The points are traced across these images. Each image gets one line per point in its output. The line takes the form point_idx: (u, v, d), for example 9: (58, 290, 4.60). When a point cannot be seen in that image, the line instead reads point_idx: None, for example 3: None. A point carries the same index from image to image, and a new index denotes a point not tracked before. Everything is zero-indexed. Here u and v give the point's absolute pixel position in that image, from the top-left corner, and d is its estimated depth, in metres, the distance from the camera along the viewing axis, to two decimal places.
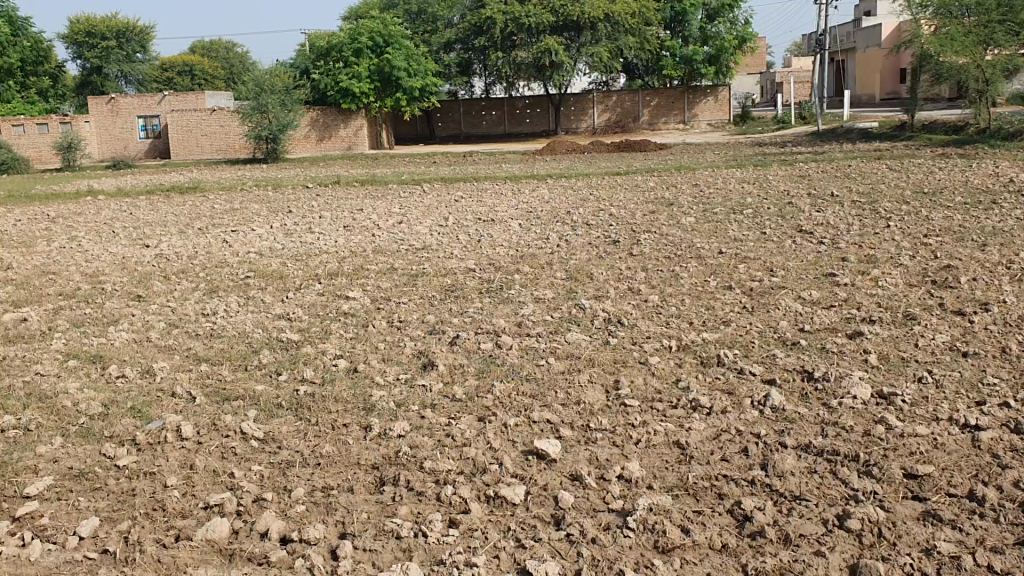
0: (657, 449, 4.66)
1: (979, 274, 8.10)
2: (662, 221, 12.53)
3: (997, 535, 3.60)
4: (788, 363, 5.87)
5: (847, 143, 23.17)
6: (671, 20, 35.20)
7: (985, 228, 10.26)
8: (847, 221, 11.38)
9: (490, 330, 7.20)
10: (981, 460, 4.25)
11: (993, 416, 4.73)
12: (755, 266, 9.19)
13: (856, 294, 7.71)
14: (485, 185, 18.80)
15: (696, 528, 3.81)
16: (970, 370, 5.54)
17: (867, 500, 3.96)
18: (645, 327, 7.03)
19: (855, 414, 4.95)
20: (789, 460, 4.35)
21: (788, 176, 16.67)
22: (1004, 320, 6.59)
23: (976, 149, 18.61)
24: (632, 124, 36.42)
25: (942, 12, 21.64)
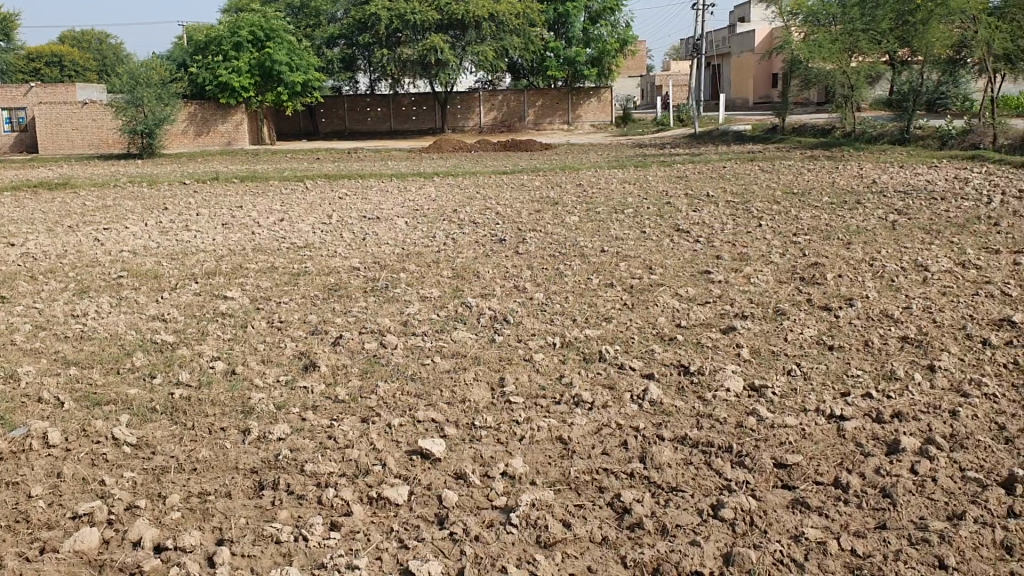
0: (540, 445, 4.71)
1: (844, 271, 8.47)
2: (547, 220, 12.65)
3: (860, 520, 3.77)
4: (666, 358, 6.02)
5: (722, 145, 23.97)
6: (554, 22, 35.62)
7: (850, 227, 10.74)
8: (722, 220, 11.74)
9: (373, 330, 7.13)
10: (846, 448, 4.45)
11: (857, 406, 4.97)
12: (635, 264, 9.39)
13: (730, 290, 7.96)
14: (369, 182, 18.63)
15: (578, 523, 3.86)
16: (836, 363, 5.80)
17: (739, 489, 4.10)
18: (530, 325, 7.09)
19: (728, 406, 5.12)
20: (666, 452, 4.46)
21: (667, 176, 17.11)
22: (867, 315, 6.92)
23: (843, 151, 19.46)
24: (517, 123, 36.77)
25: (812, 20, 22.76)
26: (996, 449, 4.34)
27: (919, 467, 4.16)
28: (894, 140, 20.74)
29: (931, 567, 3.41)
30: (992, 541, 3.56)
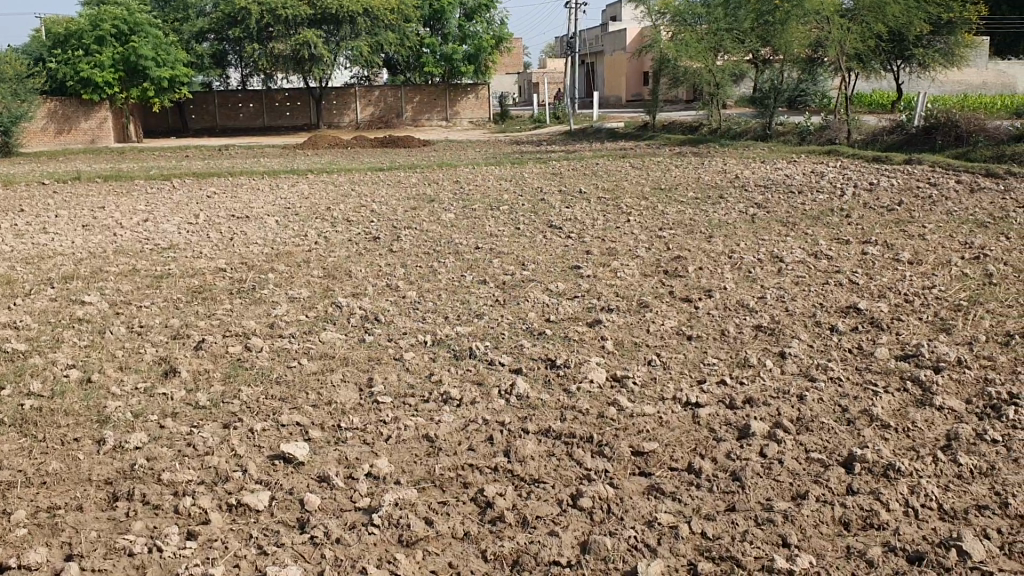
0: (406, 444, 4.70)
1: (705, 264, 8.77)
2: (423, 217, 12.65)
3: (711, 503, 3.92)
4: (534, 352, 6.10)
5: (597, 142, 24.43)
6: (430, 18, 35.56)
7: (712, 221, 11.13)
8: (593, 216, 12.00)
9: (238, 333, 6.96)
10: (700, 435, 4.62)
11: (712, 393, 5.16)
12: (508, 260, 9.47)
13: (598, 284, 8.13)
14: (241, 180, 18.18)
15: (440, 519, 3.87)
16: (694, 352, 6.00)
17: (599, 478, 4.20)
18: (402, 323, 7.07)
19: (592, 397, 5.24)
20: (529, 445, 4.52)
21: (542, 173, 17.30)
22: (726, 305, 7.18)
23: (709, 147, 20.12)
24: (395, 120, 36.36)
25: (678, 20, 23.55)
26: (839, 430, 4.58)
27: (767, 450, 4.35)
28: (758, 136, 21.52)
29: (775, 545, 3.57)
30: (832, 518, 3.75)
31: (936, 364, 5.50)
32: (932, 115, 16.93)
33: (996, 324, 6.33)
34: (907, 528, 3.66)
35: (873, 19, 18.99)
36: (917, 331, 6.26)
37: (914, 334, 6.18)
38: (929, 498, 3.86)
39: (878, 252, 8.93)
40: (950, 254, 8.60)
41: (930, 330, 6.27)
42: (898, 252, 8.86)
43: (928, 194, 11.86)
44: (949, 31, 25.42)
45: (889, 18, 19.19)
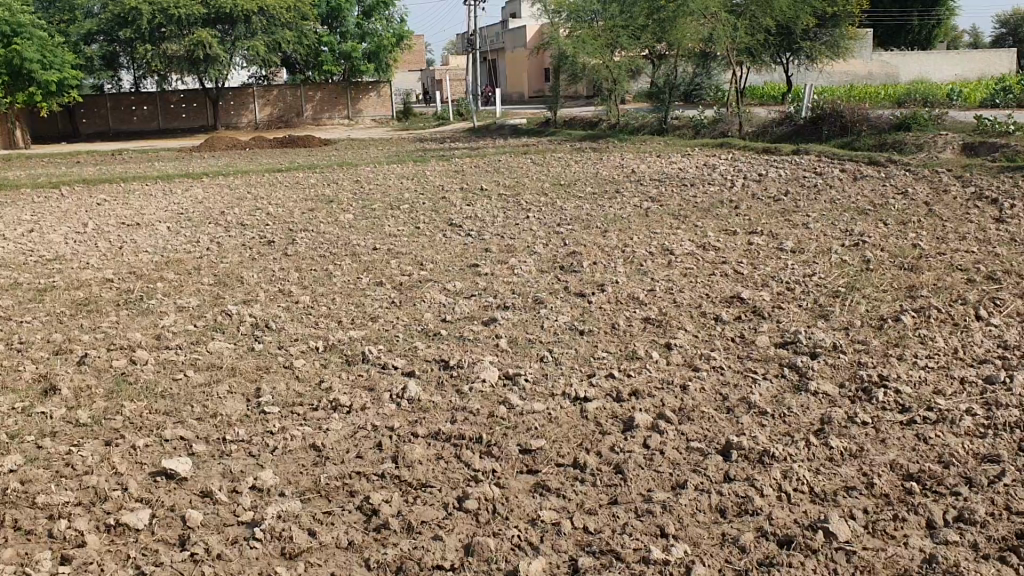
0: (293, 454, 4.64)
1: (599, 258, 8.88)
2: (320, 218, 12.47)
3: (595, 497, 3.99)
4: (428, 354, 6.07)
5: (499, 138, 24.45)
6: (327, 17, 34.91)
7: (608, 216, 11.27)
8: (493, 213, 12.02)
9: (123, 346, 6.74)
10: (587, 430, 4.68)
11: (600, 388, 5.24)
12: (405, 260, 9.41)
13: (494, 282, 8.14)
14: (132, 186, 17.63)
15: (324, 529, 3.84)
16: (585, 347, 6.08)
17: (485, 479, 4.23)
18: (293, 329, 6.96)
19: (483, 397, 5.25)
20: (417, 449, 4.50)
21: (443, 171, 17.24)
22: (617, 299, 7.28)
23: (607, 142, 20.36)
24: (294, 119, 36.05)
25: (575, 17, 23.73)
26: (719, 419, 4.72)
27: (649, 442, 4.45)
28: (655, 130, 21.81)
29: (653, 536, 3.66)
30: (709, 506, 3.86)
31: (813, 351, 5.69)
32: (819, 107, 17.46)
33: (871, 309, 6.58)
34: (779, 513, 3.79)
35: (761, 14, 19.45)
36: (797, 318, 6.47)
37: (793, 322, 6.38)
38: (801, 482, 4.01)
39: (764, 241, 9.19)
40: (830, 242, 8.90)
41: (809, 317, 6.48)
42: (783, 241, 9.13)
43: (813, 183, 12.27)
44: (833, 24, 26.20)
45: (777, 12, 19.65)
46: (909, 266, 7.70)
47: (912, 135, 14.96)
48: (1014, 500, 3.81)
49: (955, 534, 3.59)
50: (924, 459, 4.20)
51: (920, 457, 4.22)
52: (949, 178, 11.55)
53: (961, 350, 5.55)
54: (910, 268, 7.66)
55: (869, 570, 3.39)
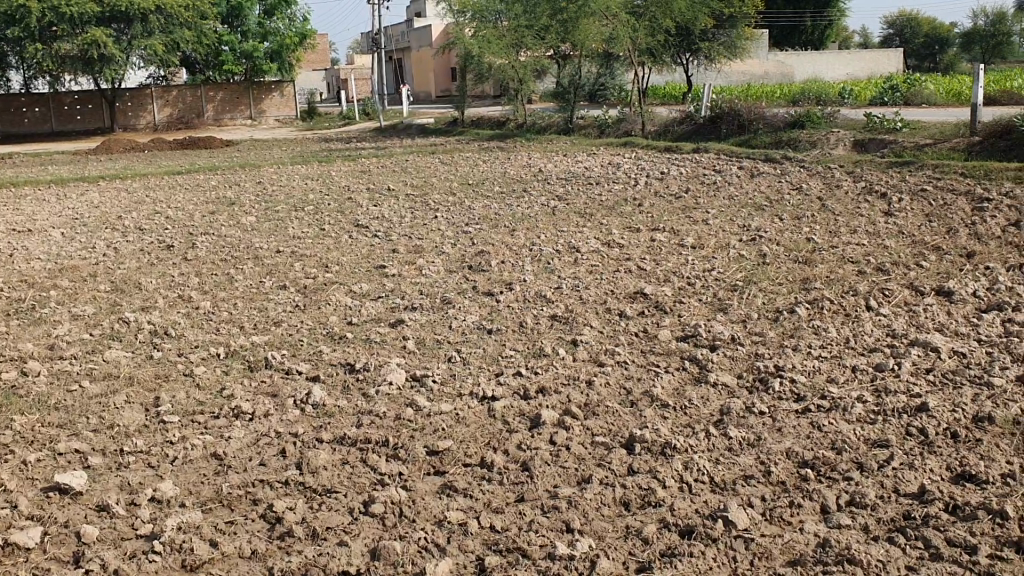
0: (193, 464, 4.53)
1: (507, 257, 8.90)
2: (222, 221, 12.21)
3: (501, 496, 4.01)
4: (333, 357, 6.00)
5: (406, 138, 24.30)
6: (228, 15, 34.10)
7: (515, 214, 11.32)
8: (400, 213, 11.95)
9: (13, 358, 6.46)
10: (494, 428, 4.70)
11: (508, 386, 5.26)
12: (310, 263, 9.27)
13: (401, 284, 8.08)
14: (24, 191, 16.94)
15: (226, 539, 3.77)
16: (492, 346, 6.10)
17: (391, 482, 4.21)
18: (194, 336, 6.80)
19: (390, 399, 5.21)
20: (321, 454, 4.45)
21: (349, 171, 17.06)
22: (524, 298, 7.31)
23: (514, 142, 20.46)
24: (195, 120, 35.19)
25: (479, 17, 23.79)
26: (623, 413, 4.79)
27: (555, 438, 4.49)
28: (561, 129, 22.01)
29: (559, 531, 3.70)
30: (613, 499, 3.93)
31: (713, 343, 5.82)
32: (719, 106, 17.85)
33: (768, 301, 6.78)
34: (681, 503, 3.87)
35: (662, 16, 19.81)
36: (698, 312, 6.61)
37: (695, 316, 6.52)
38: (701, 472, 4.10)
39: (667, 238, 9.36)
40: (729, 238, 9.12)
41: (709, 311, 6.62)
42: (684, 237, 9.33)
43: (713, 180, 12.56)
44: (731, 25, 26.70)
45: (677, 13, 20.02)
46: (804, 259, 7.94)
47: (807, 132, 15.43)
48: (901, 483, 3.98)
49: (847, 518, 3.72)
50: (818, 445, 4.35)
51: (814, 444, 4.36)
52: (841, 174, 11.95)
53: (852, 339, 5.75)
54: (804, 261, 7.90)
55: (766, 556, 3.50)
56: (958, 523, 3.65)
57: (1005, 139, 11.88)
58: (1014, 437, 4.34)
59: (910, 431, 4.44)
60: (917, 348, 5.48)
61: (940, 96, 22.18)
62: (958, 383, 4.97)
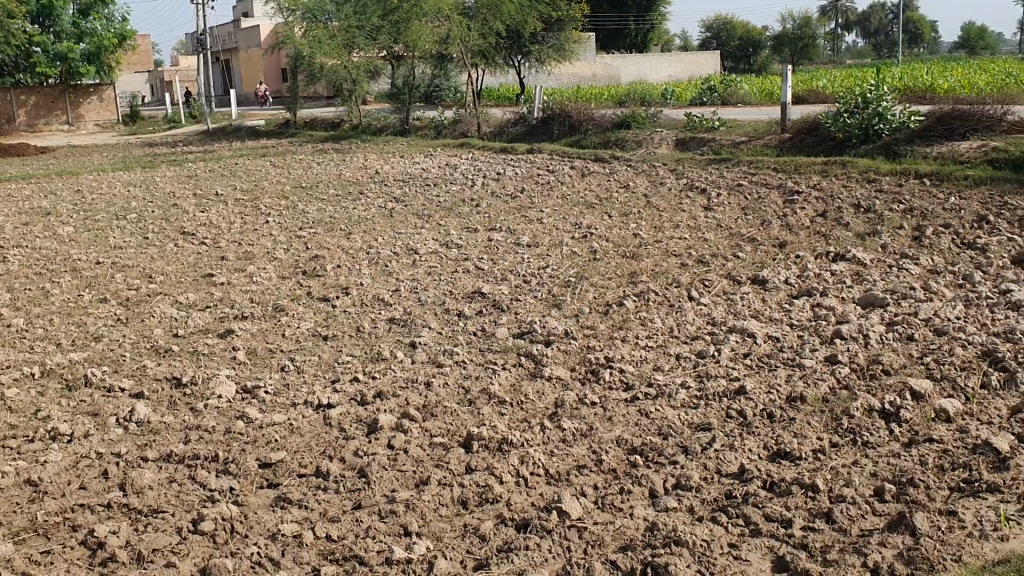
0: (5, 493, 4.22)
1: (342, 261, 8.75)
2: (36, 232, 11.46)
3: (338, 504, 3.96)
4: (160, 372, 5.73)
5: (236, 141, 23.59)
6: (37, 14, 31.56)
7: (350, 217, 11.18)
8: (229, 219, 11.56)
9: None
10: (329, 436, 4.62)
11: (343, 393, 5.18)
12: (133, 274, 8.83)
13: (231, 292, 7.82)
14: None
15: (42, 572, 3.54)
16: (328, 352, 6.00)
17: (223, 498, 4.07)
18: (5, 356, 6.34)
19: (220, 413, 5.03)
20: (146, 474, 4.25)
21: (175, 176, 16.39)
22: (360, 301, 7.22)
23: (349, 144, 20.19)
24: (6, 125, 32.80)
25: (309, 17, 23.39)
26: (460, 412, 4.81)
27: (392, 442, 4.46)
28: (396, 131, 21.87)
29: (396, 536, 3.69)
30: (450, 499, 3.95)
31: (547, 339, 5.93)
32: (550, 107, 18.19)
33: (599, 296, 6.97)
34: (517, 498, 3.93)
35: (491, 17, 20.02)
36: (533, 309, 6.71)
37: (530, 312, 6.62)
38: (536, 465, 4.18)
39: (503, 237, 9.48)
40: (562, 235, 9.31)
41: (544, 308, 6.74)
42: (520, 236, 9.46)
43: (547, 180, 12.80)
44: (559, 28, 27.26)
45: (506, 16, 20.27)
46: (632, 254, 8.19)
47: (633, 132, 15.95)
48: (723, 463, 4.18)
49: (675, 500, 3.87)
50: (646, 432, 4.50)
51: (644, 431, 4.52)
52: (665, 172, 12.43)
53: (678, 329, 5.99)
54: (632, 255, 8.17)
55: (598, 544, 3.61)
56: (775, 499, 3.86)
57: (812, 136, 12.67)
58: (823, 414, 4.63)
59: (731, 414, 4.66)
60: (736, 335, 5.77)
61: (754, 96, 23.36)
62: (773, 365, 5.27)
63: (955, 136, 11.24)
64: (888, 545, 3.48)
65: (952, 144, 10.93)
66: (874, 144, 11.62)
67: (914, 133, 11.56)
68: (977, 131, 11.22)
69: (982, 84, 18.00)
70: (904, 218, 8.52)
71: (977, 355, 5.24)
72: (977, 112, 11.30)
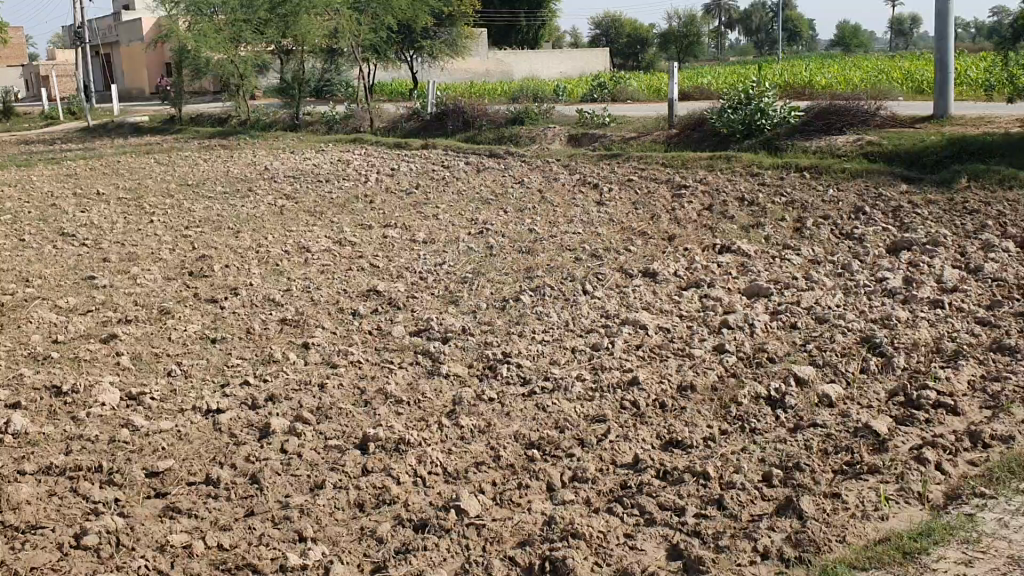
0: None
1: (231, 261, 8.52)
2: None
3: (229, 512, 3.86)
4: (37, 381, 5.46)
5: (118, 138, 22.73)
6: None
7: (239, 216, 10.89)
8: (111, 219, 11.11)
9: None
10: (220, 442, 4.50)
11: (234, 397, 5.04)
12: (7, 278, 8.42)
13: (113, 295, 7.53)
14: None
15: None
16: (218, 355, 5.83)
17: (107, 510, 3.92)
18: None
19: (103, 421, 4.84)
20: (23, 489, 4.04)
21: (53, 175, 15.68)
22: (251, 302, 7.05)
23: (238, 139, 19.70)
24: None
25: (192, 9, 21.99)
26: (355, 413, 4.74)
27: (286, 446, 4.37)
28: (286, 127, 21.43)
29: (291, 542, 3.62)
30: (346, 502, 3.90)
31: (444, 336, 5.91)
32: (443, 103, 18.13)
33: (495, 291, 6.98)
34: (415, 499, 3.91)
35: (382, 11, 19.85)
36: (429, 306, 6.68)
37: (426, 309, 6.58)
38: (434, 464, 4.16)
39: (398, 234, 9.40)
40: (458, 231, 9.30)
41: (440, 304, 6.71)
42: (415, 232, 9.40)
43: (441, 176, 12.76)
44: (451, 24, 27.16)
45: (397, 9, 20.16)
46: (527, 249, 8.24)
47: (526, 127, 16.03)
48: (618, 454, 4.24)
49: (572, 493, 3.91)
50: (543, 426, 4.53)
51: (541, 425, 4.54)
52: (558, 167, 12.54)
53: (573, 322, 6.04)
54: (528, 250, 8.21)
55: (497, 540, 3.61)
56: (669, 487, 3.94)
57: (698, 131, 12.97)
58: (713, 402, 4.74)
59: (625, 405, 4.73)
60: (629, 327, 5.86)
61: (643, 92, 23.71)
62: (665, 356, 5.37)
63: (832, 130, 11.68)
64: (778, 529, 3.59)
65: (830, 139, 11.35)
66: (757, 139, 11.98)
67: (794, 128, 11.96)
68: (852, 127, 11.68)
69: (857, 81, 18.75)
70: (786, 210, 8.80)
71: (855, 342, 5.45)
72: (852, 108, 11.76)
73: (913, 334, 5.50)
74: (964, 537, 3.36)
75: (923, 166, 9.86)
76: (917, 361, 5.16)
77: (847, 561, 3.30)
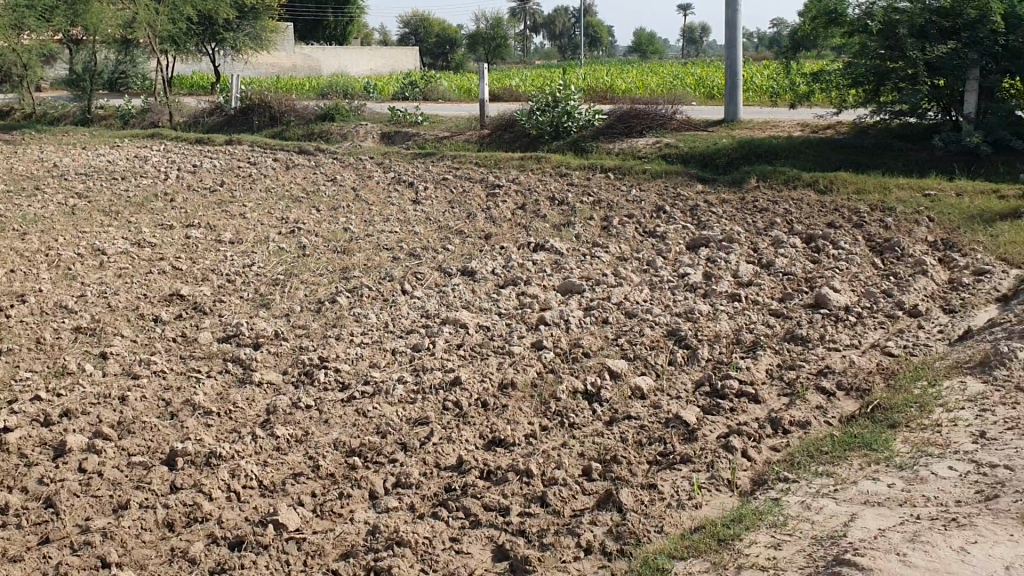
0: None
1: (17, 265, 7.87)
2: None
3: (21, 541, 3.57)
4: None
5: None
6: None
7: (24, 217, 10.07)
8: None
9: None
10: (9, 464, 4.14)
11: (24, 414, 4.65)
12: None
13: None
14: None
15: None
16: (3, 369, 5.36)
17: None
18: None
19: None
20: None
21: None
22: (41, 310, 6.53)
23: (21, 134, 18.23)
24: None
25: None
26: (161, 426, 4.48)
27: (84, 465, 4.08)
28: (76, 121, 20.05)
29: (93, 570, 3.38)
30: (155, 522, 3.68)
31: (255, 342, 5.69)
32: (247, 97, 17.49)
33: (309, 292, 6.79)
34: (229, 514, 3.74)
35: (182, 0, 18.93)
36: (239, 310, 6.42)
37: (235, 314, 6.31)
38: (249, 477, 3.98)
39: (201, 234, 8.96)
40: (267, 231, 9.00)
41: (250, 308, 6.46)
42: (221, 232, 9.01)
43: (248, 173, 12.33)
44: (254, 16, 26.28)
45: None
46: (340, 249, 8.07)
47: (336, 124, 15.72)
48: (441, 456, 4.21)
49: (395, 500, 3.85)
50: (363, 432, 4.43)
51: (360, 431, 4.44)
52: (371, 165, 12.38)
53: (391, 323, 5.96)
54: (342, 250, 8.05)
55: (318, 554, 3.50)
56: (492, 487, 3.95)
57: (509, 132, 13.15)
58: (532, 399, 4.80)
59: (447, 406, 4.71)
60: (448, 326, 5.84)
61: (453, 92, 23.87)
62: (484, 355, 5.39)
63: (633, 133, 12.14)
64: (599, 523, 3.66)
65: (632, 141, 11.79)
66: (564, 141, 12.29)
67: (598, 130, 12.35)
68: (652, 129, 12.19)
69: (654, 86, 19.61)
70: (594, 209, 9.05)
71: (663, 335, 5.66)
72: (652, 111, 12.25)
73: (714, 326, 5.78)
74: (772, 521, 3.54)
75: (717, 167, 10.40)
76: (719, 352, 5.42)
77: (666, 551, 3.42)
